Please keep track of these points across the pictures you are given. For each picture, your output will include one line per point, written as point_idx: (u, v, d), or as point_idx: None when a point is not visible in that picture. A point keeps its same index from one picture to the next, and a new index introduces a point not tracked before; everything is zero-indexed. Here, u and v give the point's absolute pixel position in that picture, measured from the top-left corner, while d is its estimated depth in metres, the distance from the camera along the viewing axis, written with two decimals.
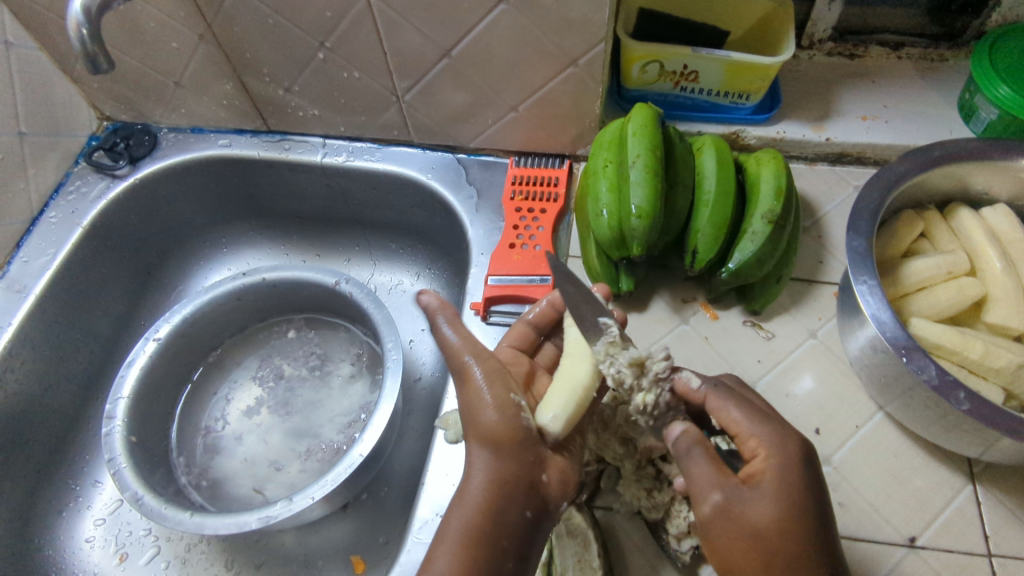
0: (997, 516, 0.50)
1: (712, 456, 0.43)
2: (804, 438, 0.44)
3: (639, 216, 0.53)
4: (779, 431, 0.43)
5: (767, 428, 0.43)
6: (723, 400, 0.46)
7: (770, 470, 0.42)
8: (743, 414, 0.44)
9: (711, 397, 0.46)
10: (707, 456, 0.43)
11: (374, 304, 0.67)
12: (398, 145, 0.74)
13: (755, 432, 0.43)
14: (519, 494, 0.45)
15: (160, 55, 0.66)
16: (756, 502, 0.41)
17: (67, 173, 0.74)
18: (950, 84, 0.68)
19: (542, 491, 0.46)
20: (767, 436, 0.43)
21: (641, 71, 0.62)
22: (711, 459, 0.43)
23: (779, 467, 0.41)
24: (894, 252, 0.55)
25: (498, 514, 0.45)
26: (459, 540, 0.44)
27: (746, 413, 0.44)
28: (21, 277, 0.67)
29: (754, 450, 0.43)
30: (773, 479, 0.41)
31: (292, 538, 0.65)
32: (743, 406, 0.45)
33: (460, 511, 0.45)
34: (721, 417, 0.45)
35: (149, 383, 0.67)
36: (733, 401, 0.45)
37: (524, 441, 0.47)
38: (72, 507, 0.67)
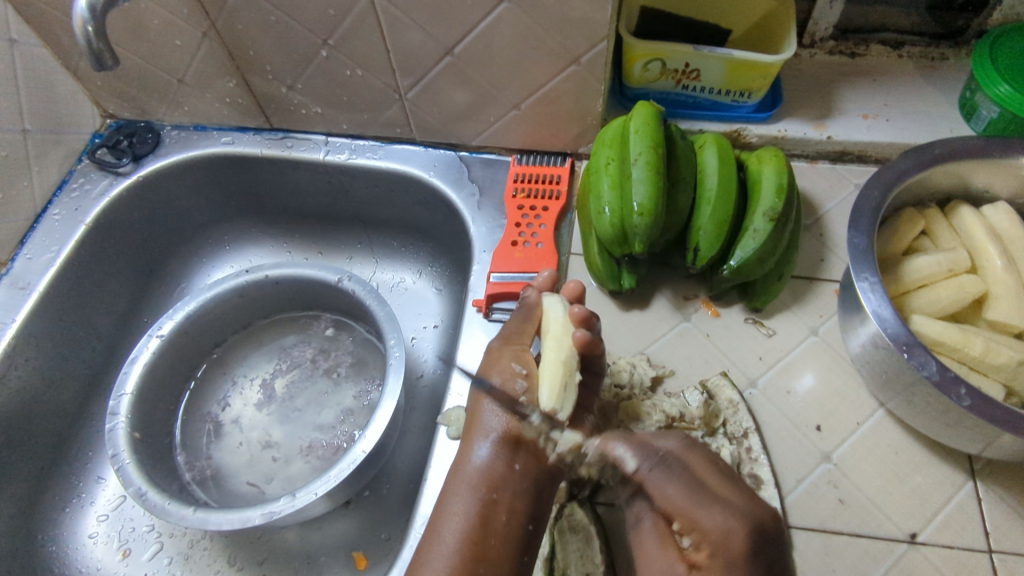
0: (997, 512, 0.50)
1: (659, 534, 0.47)
2: (762, 520, 0.43)
3: (640, 213, 0.53)
4: (727, 517, 0.43)
5: (715, 518, 0.44)
6: (662, 483, 0.46)
7: (713, 566, 0.43)
8: (681, 498, 0.45)
9: (647, 478, 0.47)
10: (655, 531, 0.47)
11: (376, 301, 0.68)
12: (400, 143, 0.74)
13: (701, 522, 0.44)
14: (506, 453, 0.50)
15: (164, 52, 0.66)
16: (715, 566, 0.42)
17: (70, 170, 0.74)
18: (951, 82, 0.68)
19: (530, 454, 0.50)
20: (712, 531, 0.43)
21: (643, 69, 0.62)
22: (660, 541, 0.46)
23: (721, 563, 0.42)
24: (895, 249, 0.55)
25: (488, 470, 0.50)
26: (462, 494, 0.49)
27: (686, 502, 0.45)
28: (25, 274, 0.67)
29: (704, 532, 0.44)
30: (713, 561, 0.43)
31: (295, 534, 0.66)
32: (683, 487, 0.46)
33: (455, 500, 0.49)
34: (664, 501, 0.46)
35: (152, 379, 0.67)
36: (671, 481, 0.46)
37: (514, 410, 0.51)
38: (75, 503, 0.67)
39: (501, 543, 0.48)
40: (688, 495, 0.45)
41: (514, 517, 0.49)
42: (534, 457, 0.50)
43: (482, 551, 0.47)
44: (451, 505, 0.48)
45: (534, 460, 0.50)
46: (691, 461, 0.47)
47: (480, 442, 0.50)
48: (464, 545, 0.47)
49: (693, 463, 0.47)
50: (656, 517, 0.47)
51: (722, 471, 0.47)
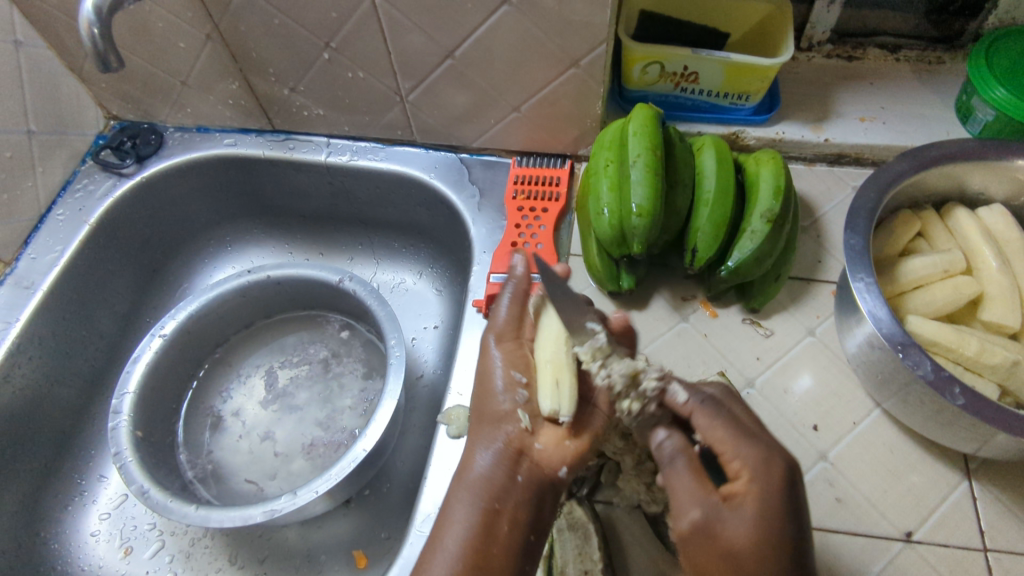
0: (992, 511, 0.50)
1: (695, 468, 0.42)
2: (792, 455, 0.41)
3: (639, 214, 0.54)
4: (763, 454, 0.41)
5: (753, 449, 0.41)
6: (710, 413, 0.44)
7: (751, 492, 0.39)
8: (728, 433, 0.42)
9: (697, 411, 0.44)
10: (688, 467, 0.42)
11: (378, 301, 0.68)
12: (401, 145, 0.75)
13: (740, 452, 0.41)
14: (508, 462, 0.48)
15: (167, 54, 0.67)
16: (733, 524, 0.39)
17: (74, 171, 0.75)
18: (947, 85, 0.69)
19: (533, 460, 0.48)
20: (750, 457, 0.40)
21: (642, 73, 0.63)
22: (694, 471, 0.42)
23: (761, 487, 0.39)
24: (891, 251, 0.56)
25: (490, 478, 0.47)
26: (455, 526, 0.45)
27: (730, 432, 0.42)
28: (30, 273, 0.68)
29: (738, 471, 0.41)
30: (753, 498, 0.39)
31: (295, 533, 0.66)
32: (732, 426, 0.43)
33: (457, 509, 0.46)
34: (705, 435, 0.43)
35: (155, 378, 0.67)
36: (720, 417, 0.43)
37: (513, 417, 0.49)
38: (78, 501, 0.68)
39: (505, 551, 0.45)
40: (728, 424, 0.43)
41: (517, 527, 0.46)
42: (536, 467, 0.48)
43: (485, 557, 0.44)
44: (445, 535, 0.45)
45: (537, 466, 0.48)
46: (732, 408, 0.45)
47: (481, 448, 0.49)
48: (466, 554, 0.44)
49: (733, 407, 0.45)
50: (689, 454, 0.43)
51: (756, 418, 0.45)
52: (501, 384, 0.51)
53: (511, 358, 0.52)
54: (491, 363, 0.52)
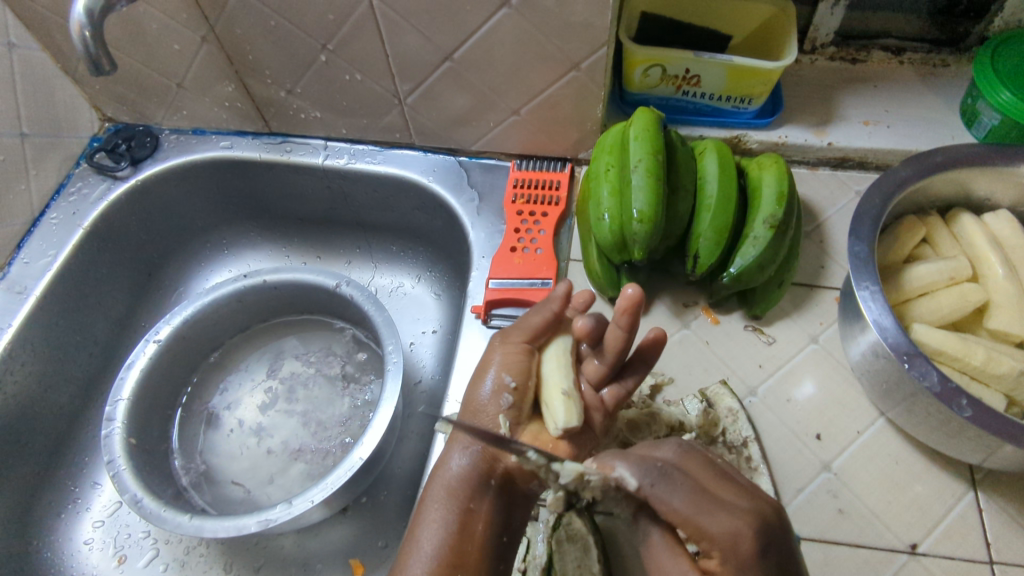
0: (998, 523, 0.50)
1: (670, 544, 0.42)
2: (764, 513, 0.39)
3: (639, 220, 0.53)
4: (734, 525, 0.38)
5: (722, 519, 0.38)
6: (667, 496, 0.39)
7: (726, 573, 0.38)
8: (685, 507, 0.39)
9: (651, 495, 0.40)
10: (664, 539, 0.43)
11: (375, 306, 0.67)
12: (399, 148, 0.74)
13: (707, 528, 0.38)
14: (483, 467, 0.48)
15: (162, 56, 0.66)
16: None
17: (68, 174, 0.74)
18: (952, 88, 0.68)
19: (507, 467, 0.48)
20: (719, 534, 0.38)
21: (643, 75, 0.62)
22: (670, 546, 0.42)
23: (733, 570, 0.38)
24: (895, 258, 0.55)
25: (465, 480, 0.47)
26: (431, 533, 0.46)
27: (692, 510, 0.39)
28: (23, 278, 0.67)
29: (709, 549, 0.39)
30: (726, 572, 0.38)
31: (291, 540, 0.65)
32: (695, 497, 0.39)
33: (433, 510, 0.47)
34: (664, 508, 0.39)
35: (149, 384, 0.66)
36: (677, 489, 0.39)
37: (495, 422, 0.48)
38: (71, 508, 0.67)
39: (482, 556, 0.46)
40: (691, 499, 0.39)
41: (489, 528, 0.47)
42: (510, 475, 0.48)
43: (459, 558, 0.45)
44: (419, 539, 0.46)
45: (511, 472, 0.48)
46: (689, 466, 0.42)
47: (458, 450, 0.48)
48: (439, 557, 0.45)
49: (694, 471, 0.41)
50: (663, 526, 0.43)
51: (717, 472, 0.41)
52: (491, 387, 0.49)
53: (508, 363, 0.50)
54: (487, 361, 0.51)
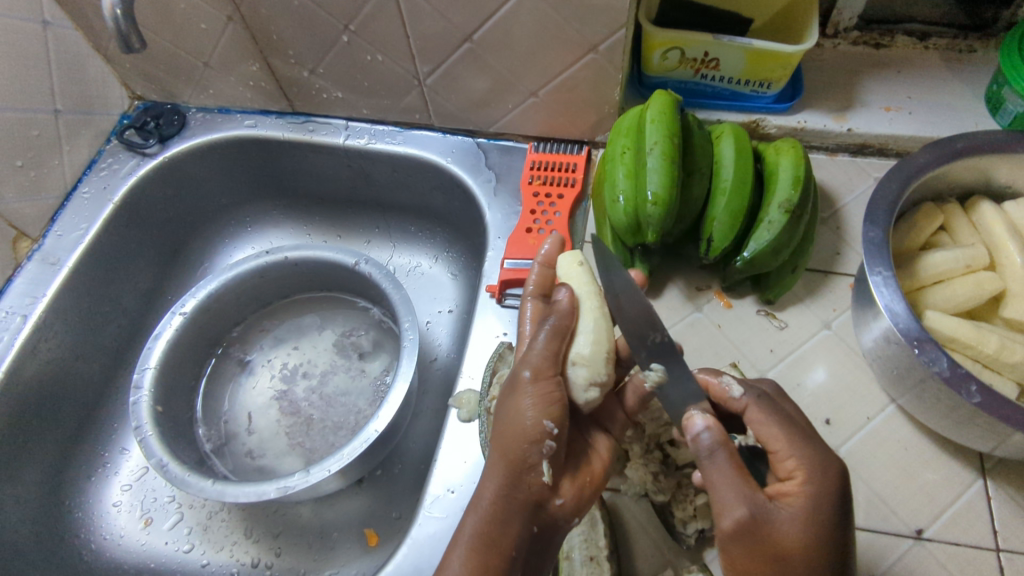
0: (1006, 512, 0.50)
1: (737, 462, 0.40)
2: (845, 462, 0.42)
3: (654, 202, 0.53)
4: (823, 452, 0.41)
5: (807, 449, 0.41)
6: (765, 413, 0.43)
7: (802, 494, 0.39)
8: (783, 429, 0.42)
9: (751, 407, 0.44)
10: (731, 463, 0.40)
11: (392, 285, 0.69)
12: (419, 129, 0.75)
13: (796, 451, 0.41)
14: (528, 512, 0.45)
15: (190, 35, 0.68)
16: (782, 517, 0.39)
17: (99, 151, 0.76)
18: (978, 75, 0.67)
19: (550, 513, 0.46)
20: (805, 457, 0.41)
21: (662, 58, 0.62)
22: (738, 467, 0.40)
23: (814, 491, 0.39)
24: (911, 244, 0.55)
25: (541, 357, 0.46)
26: (474, 521, 0.44)
27: (788, 431, 0.42)
28: (56, 250, 0.70)
29: (791, 472, 0.41)
30: (803, 501, 0.39)
31: (309, 509, 0.68)
32: (786, 424, 0.42)
33: (468, 523, 0.44)
34: (762, 433, 0.43)
35: (175, 355, 0.69)
36: (775, 415, 0.43)
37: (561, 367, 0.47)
38: (101, 473, 0.70)
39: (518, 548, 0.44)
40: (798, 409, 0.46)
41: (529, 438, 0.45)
42: (552, 518, 0.46)
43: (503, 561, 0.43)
44: (465, 533, 0.44)
45: (552, 517, 0.46)
46: (784, 405, 0.46)
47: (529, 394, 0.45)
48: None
49: (787, 406, 0.46)
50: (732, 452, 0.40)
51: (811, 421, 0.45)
52: (535, 416, 0.44)
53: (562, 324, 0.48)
54: (515, 403, 0.45)
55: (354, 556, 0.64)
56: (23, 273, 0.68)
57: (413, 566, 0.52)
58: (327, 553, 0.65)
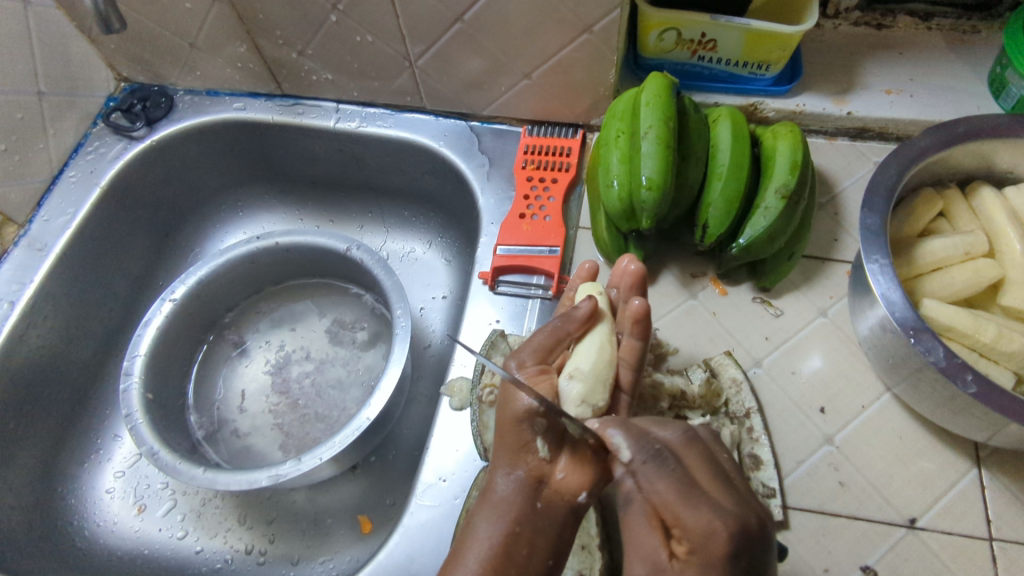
0: (1001, 501, 0.49)
1: (650, 515, 0.39)
2: (747, 519, 0.37)
3: (648, 187, 0.52)
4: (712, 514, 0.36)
5: (698, 516, 0.37)
6: (653, 480, 0.39)
7: (688, 564, 0.36)
8: (674, 497, 0.38)
9: (640, 472, 0.39)
10: (644, 513, 0.39)
11: (384, 271, 0.68)
12: (411, 112, 0.74)
13: (684, 519, 0.37)
14: (529, 491, 0.43)
15: (175, 15, 0.66)
16: None
17: (85, 134, 0.75)
18: (981, 57, 0.65)
19: (553, 488, 0.43)
20: (693, 528, 0.36)
21: (658, 39, 0.61)
22: (650, 521, 0.39)
23: (698, 564, 0.36)
24: (910, 231, 0.54)
25: (540, 345, 0.46)
26: (487, 515, 0.43)
27: (674, 497, 0.37)
28: (42, 235, 0.69)
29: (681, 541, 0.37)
30: (693, 569, 0.36)
31: (303, 496, 0.67)
32: (675, 485, 0.38)
33: (483, 530, 0.43)
34: (651, 494, 0.39)
35: (166, 342, 0.68)
36: (664, 477, 0.38)
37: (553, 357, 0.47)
38: (93, 459, 0.70)
39: (531, 548, 0.42)
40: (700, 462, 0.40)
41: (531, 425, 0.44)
42: (557, 495, 0.43)
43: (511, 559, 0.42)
44: (477, 528, 0.43)
45: (558, 493, 0.43)
46: (685, 459, 0.40)
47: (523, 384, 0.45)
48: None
49: (688, 460, 0.40)
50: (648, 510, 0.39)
51: (719, 475, 0.40)
52: (525, 399, 0.44)
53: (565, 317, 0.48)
54: (509, 391, 0.45)
55: (348, 542, 0.64)
56: (10, 259, 0.67)
57: (406, 554, 0.52)
58: (320, 539, 0.65)
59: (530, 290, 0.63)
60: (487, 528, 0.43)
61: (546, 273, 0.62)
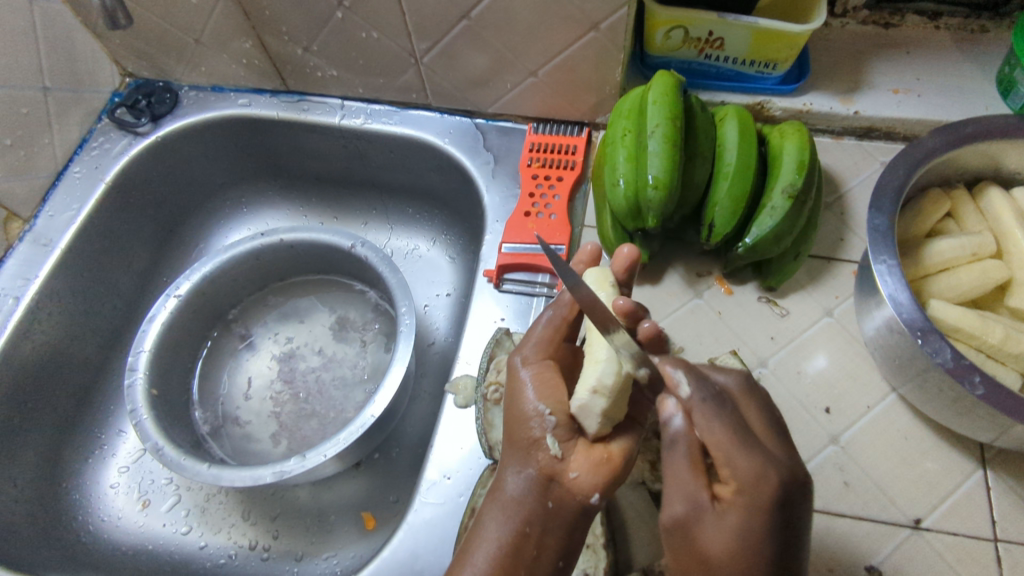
0: (1006, 502, 0.49)
1: (694, 460, 0.39)
2: (797, 470, 0.38)
3: (655, 186, 0.52)
4: (774, 462, 0.38)
5: (749, 459, 0.37)
6: (710, 416, 0.39)
7: (736, 507, 0.37)
8: (727, 436, 0.38)
9: (697, 407, 0.39)
10: (688, 458, 0.39)
11: (389, 268, 0.68)
12: (416, 109, 0.73)
13: (737, 461, 0.37)
14: (539, 489, 0.44)
15: (181, 11, 0.66)
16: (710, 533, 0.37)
17: (90, 129, 0.75)
18: (989, 56, 0.65)
19: (564, 486, 0.43)
20: (746, 472, 0.37)
21: (665, 37, 0.60)
22: (692, 464, 0.39)
23: (746, 504, 0.37)
24: (917, 231, 0.54)
25: (540, 340, 0.48)
26: (495, 515, 0.43)
27: (730, 436, 0.38)
28: (48, 230, 0.69)
29: (729, 479, 0.38)
30: (739, 509, 0.37)
31: (307, 492, 0.67)
32: (730, 425, 0.38)
33: (490, 528, 0.43)
34: (704, 435, 0.39)
35: (170, 337, 0.68)
36: (721, 416, 0.39)
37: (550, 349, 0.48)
38: (98, 455, 0.70)
39: (537, 547, 0.43)
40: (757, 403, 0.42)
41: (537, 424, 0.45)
42: (568, 492, 0.43)
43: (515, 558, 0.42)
44: (486, 528, 0.43)
45: (569, 492, 0.44)
46: (743, 406, 0.42)
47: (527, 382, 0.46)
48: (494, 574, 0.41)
49: (746, 410, 0.42)
50: (691, 443, 0.39)
51: (775, 423, 0.41)
52: (532, 399, 0.45)
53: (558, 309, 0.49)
54: (518, 389, 0.46)
55: (352, 539, 0.64)
56: (15, 254, 0.67)
57: (410, 552, 0.52)
58: (324, 536, 0.65)
59: (535, 288, 0.63)
60: (495, 524, 0.43)
61: (551, 271, 0.62)
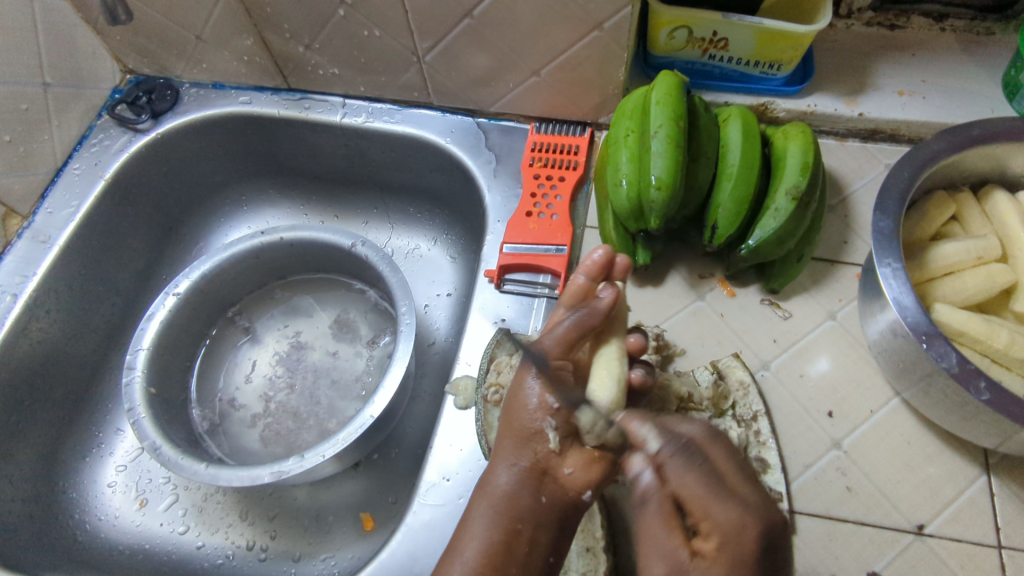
0: (1009, 508, 0.49)
1: (666, 514, 0.39)
2: (772, 515, 0.37)
3: (658, 187, 0.51)
4: (740, 512, 0.36)
5: (724, 509, 0.37)
6: (680, 472, 0.38)
7: (719, 561, 0.36)
8: (698, 487, 0.38)
9: (667, 462, 0.39)
10: (660, 511, 0.39)
11: (390, 267, 0.67)
12: (417, 107, 0.73)
13: (713, 513, 0.37)
14: (533, 482, 0.44)
15: (182, 7, 0.65)
16: None
17: (90, 126, 0.74)
18: (995, 59, 0.65)
19: (557, 481, 0.44)
20: (723, 523, 0.36)
21: (669, 37, 0.60)
22: (667, 519, 0.38)
23: (727, 562, 0.35)
24: (922, 234, 0.53)
25: (565, 339, 0.47)
26: (485, 511, 0.43)
27: (703, 490, 0.37)
28: (46, 227, 0.68)
29: (707, 532, 0.37)
30: (722, 565, 0.35)
31: (305, 492, 0.67)
32: (702, 474, 0.38)
33: (477, 525, 0.42)
34: (676, 487, 0.38)
35: (169, 335, 0.68)
36: (691, 468, 0.38)
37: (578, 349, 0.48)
38: (95, 454, 0.69)
39: (528, 542, 0.42)
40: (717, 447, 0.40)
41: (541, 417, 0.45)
42: (560, 488, 0.44)
43: (507, 556, 0.41)
44: (475, 524, 0.42)
45: (561, 487, 0.44)
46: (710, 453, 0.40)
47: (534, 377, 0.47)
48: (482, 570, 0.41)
49: (714, 454, 0.40)
50: (663, 499, 0.39)
51: (741, 466, 0.39)
52: (537, 392, 0.46)
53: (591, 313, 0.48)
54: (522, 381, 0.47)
55: (350, 540, 0.64)
56: (13, 250, 0.67)
57: (409, 554, 0.52)
58: (322, 536, 0.64)
59: (536, 289, 0.62)
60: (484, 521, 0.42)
61: (552, 272, 0.62)
